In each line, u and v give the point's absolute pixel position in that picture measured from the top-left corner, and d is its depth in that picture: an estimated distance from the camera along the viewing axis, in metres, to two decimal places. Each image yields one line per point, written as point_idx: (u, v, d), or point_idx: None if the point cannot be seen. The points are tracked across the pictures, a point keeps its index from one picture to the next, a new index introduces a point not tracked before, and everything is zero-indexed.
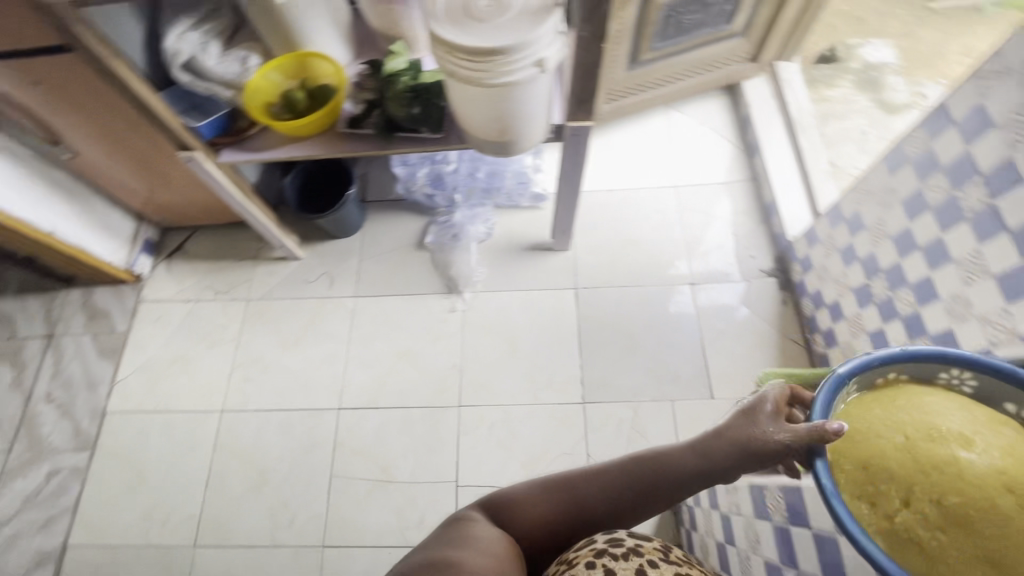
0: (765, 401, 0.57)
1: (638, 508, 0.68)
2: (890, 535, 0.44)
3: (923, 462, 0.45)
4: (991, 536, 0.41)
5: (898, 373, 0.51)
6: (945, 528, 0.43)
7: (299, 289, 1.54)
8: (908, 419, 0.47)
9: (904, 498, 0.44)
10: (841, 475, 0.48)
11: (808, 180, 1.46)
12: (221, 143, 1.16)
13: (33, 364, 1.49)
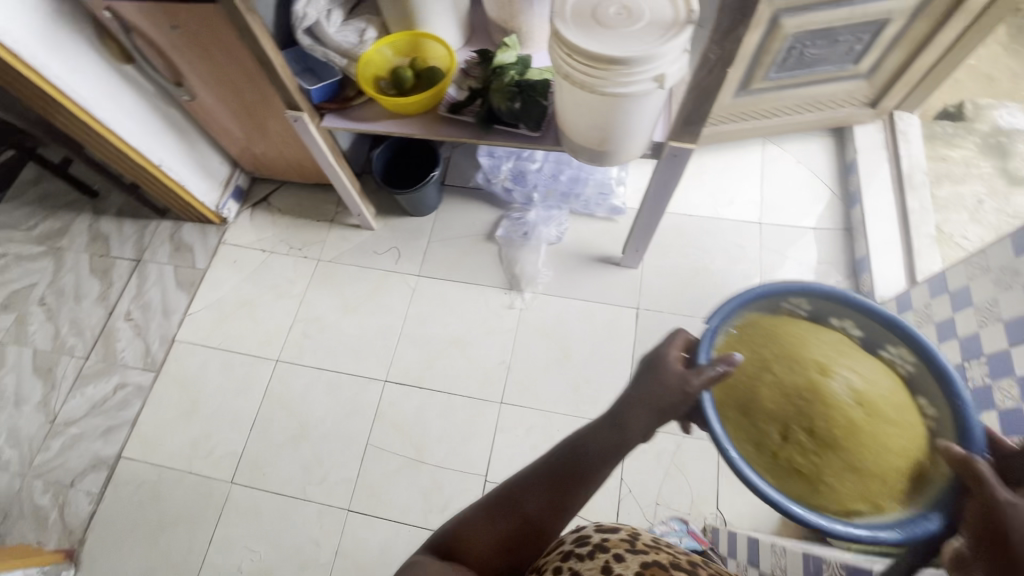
0: (659, 355, 0.66)
1: (572, 498, 0.66)
2: (777, 463, 0.59)
3: (787, 395, 0.61)
4: (843, 445, 0.57)
5: (752, 314, 0.68)
6: (811, 449, 0.58)
7: (367, 258, 1.59)
8: (772, 354, 0.64)
9: (783, 431, 0.60)
10: (733, 421, 0.63)
11: (909, 242, 1.37)
12: (327, 108, 1.20)
13: (120, 283, 1.61)
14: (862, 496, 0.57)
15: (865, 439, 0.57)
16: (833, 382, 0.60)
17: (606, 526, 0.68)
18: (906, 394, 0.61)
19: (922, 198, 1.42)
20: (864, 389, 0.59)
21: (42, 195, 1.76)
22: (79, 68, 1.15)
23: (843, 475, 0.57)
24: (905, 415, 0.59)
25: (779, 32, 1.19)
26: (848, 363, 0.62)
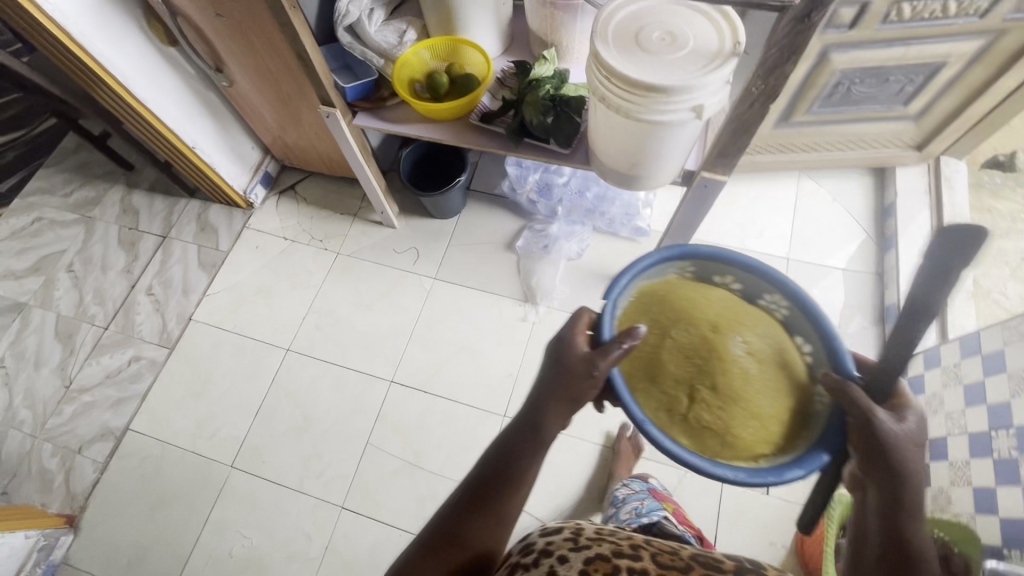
0: (564, 340, 0.72)
1: (508, 509, 0.67)
2: (688, 421, 0.70)
3: (689, 357, 0.73)
4: (737, 395, 0.69)
5: (649, 282, 0.80)
6: (714, 406, 0.69)
7: (386, 256, 1.59)
8: (672, 323, 0.75)
9: (690, 392, 0.71)
10: (643, 387, 0.73)
11: (944, 294, 1.31)
12: (360, 107, 1.20)
13: (145, 257, 1.64)
14: (764, 438, 0.69)
15: (752, 389, 0.70)
16: (723, 341, 0.72)
17: (551, 528, 0.70)
18: (781, 336, 0.75)
19: None
20: (746, 343, 0.73)
21: (80, 163, 1.81)
22: (124, 47, 1.17)
23: (743, 424, 0.69)
24: (782, 357, 0.73)
25: (827, 66, 1.15)
26: (732, 321, 0.75)
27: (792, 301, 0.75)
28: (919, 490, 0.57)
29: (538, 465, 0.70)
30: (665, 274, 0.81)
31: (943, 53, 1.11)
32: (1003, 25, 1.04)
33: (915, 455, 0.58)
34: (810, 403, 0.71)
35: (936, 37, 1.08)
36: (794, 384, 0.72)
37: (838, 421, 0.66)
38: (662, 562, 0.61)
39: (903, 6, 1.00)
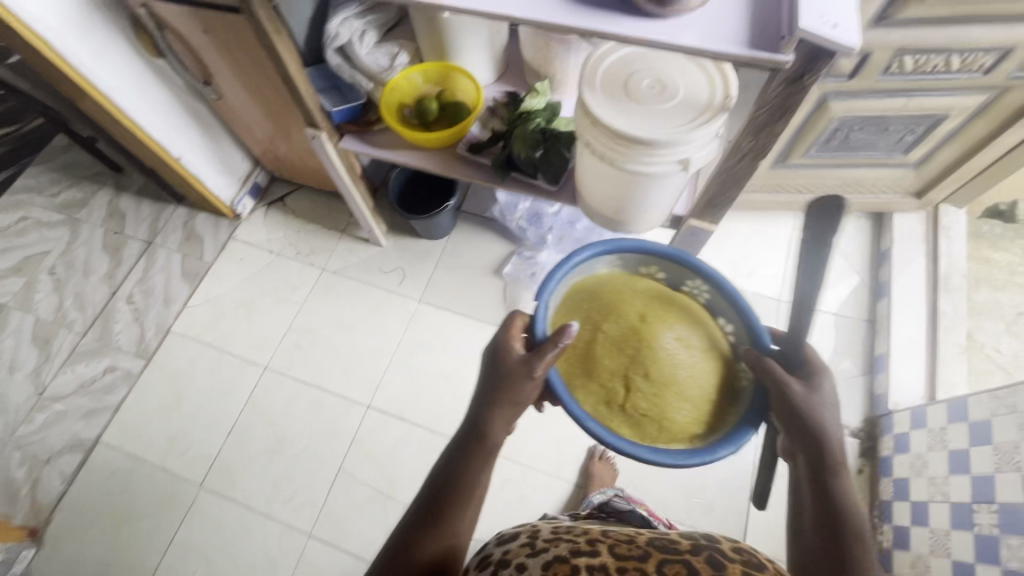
0: (501, 345, 0.76)
1: (465, 519, 0.69)
2: (628, 411, 0.77)
3: (623, 351, 0.79)
4: (667, 384, 0.77)
5: (580, 283, 0.86)
6: (648, 396, 0.76)
7: (372, 276, 1.56)
8: (604, 320, 0.82)
9: (626, 383, 0.78)
10: (584, 382, 0.80)
11: (935, 348, 1.28)
12: (347, 129, 1.18)
13: (128, 263, 1.62)
14: (695, 420, 0.77)
15: (681, 377, 0.77)
16: (652, 335, 0.79)
17: (507, 535, 0.69)
18: (703, 318, 0.84)
19: (956, 301, 1.33)
20: (671, 333, 0.80)
21: (69, 163, 1.79)
22: (110, 59, 1.15)
23: (675, 410, 0.76)
24: (706, 339, 0.81)
25: (826, 113, 1.11)
26: (657, 313, 0.82)
27: (711, 286, 0.83)
28: (838, 446, 0.68)
29: (488, 468, 0.74)
30: (594, 269, 0.87)
31: (945, 107, 1.07)
32: (1007, 82, 1.01)
33: (832, 417, 0.68)
34: (735, 379, 0.80)
35: (938, 90, 1.04)
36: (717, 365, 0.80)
37: (760, 393, 0.76)
38: (621, 555, 0.59)
39: (906, 59, 0.97)
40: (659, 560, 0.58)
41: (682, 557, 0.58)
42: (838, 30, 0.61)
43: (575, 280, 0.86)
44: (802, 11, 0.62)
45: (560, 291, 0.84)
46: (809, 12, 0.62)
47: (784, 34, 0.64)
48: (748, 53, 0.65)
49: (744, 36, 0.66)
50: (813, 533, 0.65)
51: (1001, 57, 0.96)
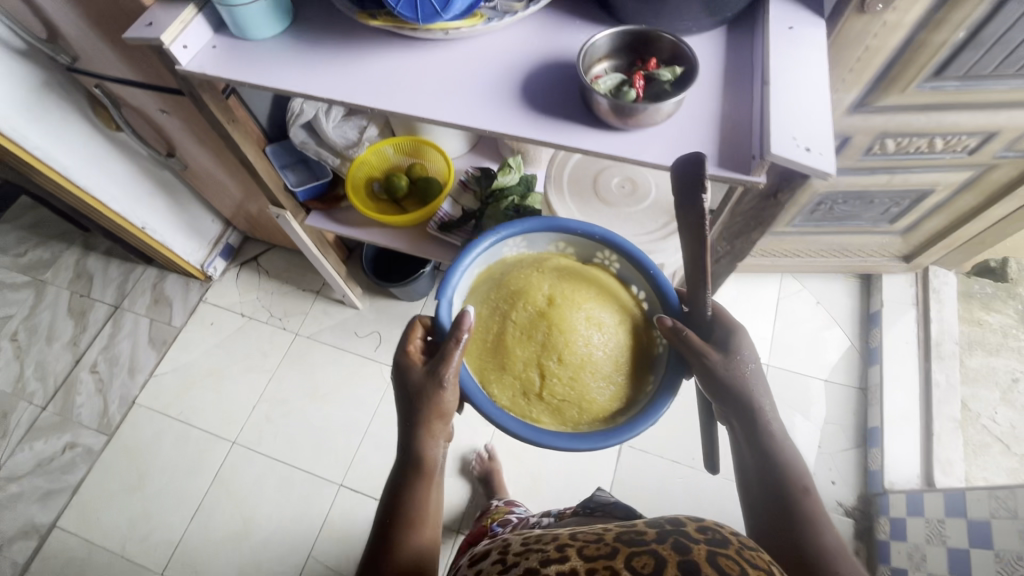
0: (402, 364, 0.74)
1: (423, 542, 0.68)
2: (544, 398, 0.75)
3: (535, 336, 0.77)
4: (582, 367, 0.75)
5: (484, 270, 0.83)
6: (565, 379, 0.75)
7: (347, 340, 1.51)
8: (514, 307, 0.78)
9: (541, 372, 0.76)
10: (498, 377, 0.77)
11: (929, 423, 1.23)
12: (314, 206, 1.14)
13: (94, 329, 1.56)
14: (616, 401, 0.77)
15: (596, 356, 0.76)
16: (564, 316, 0.76)
17: (479, 553, 0.63)
18: (614, 288, 0.82)
19: (949, 370, 1.28)
20: (580, 311, 0.77)
21: (36, 221, 1.74)
22: (63, 136, 1.11)
23: (593, 390, 0.75)
24: (616, 310, 0.80)
25: (808, 188, 1.08)
26: (565, 294, 0.79)
27: (617, 254, 0.81)
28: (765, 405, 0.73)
29: (436, 485, 0.73)
30: (500, 253, 0.84)
31: (931, 182, 1.04)
32: (992, 161, 0.98)
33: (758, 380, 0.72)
34: (648, 346, 0.80)
35: (923, 168, 1.01)
36: (628, 337, 0.79)
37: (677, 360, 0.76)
38: (590, 555, 0.51)
39: (887, 141, 0.94)
40: (627, 553, 0.50)
41: (647, 548, 0.50)
42: (812, 155, 0.58)
43: (482, 266, 0.82)
44: (773, 133, 0.58)
45: (467, 281, 0.80)
46: (780, 135, 0.58)
47: (755, 154, 0.61)
48: (717, 172, 0.61)
49: (713, 153, 0.63)
50: (760, 492, 0.70)
51: (985, 139, 0.92)
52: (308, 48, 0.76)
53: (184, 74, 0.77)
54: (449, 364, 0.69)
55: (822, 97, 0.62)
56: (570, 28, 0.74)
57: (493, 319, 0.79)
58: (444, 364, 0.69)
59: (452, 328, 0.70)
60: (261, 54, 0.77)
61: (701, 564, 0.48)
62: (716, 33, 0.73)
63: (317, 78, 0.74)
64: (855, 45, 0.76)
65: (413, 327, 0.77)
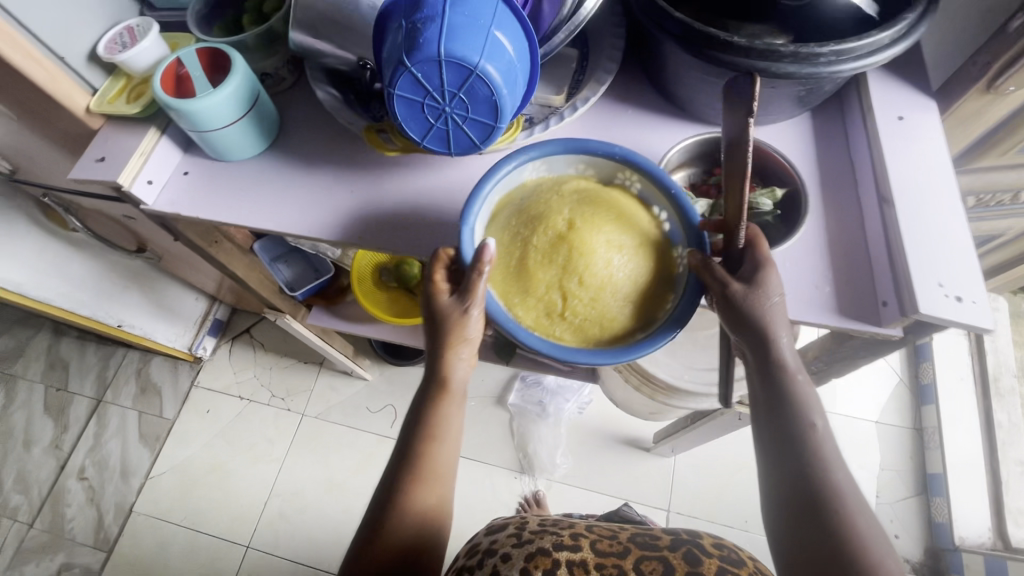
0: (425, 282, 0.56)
1: (438, 489, 0.56)
2: (567, 323, 0.52)
3: (539, 243, 0.53)
4: (610, 283, 0.52)
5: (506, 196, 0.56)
6: (580, 298, 0.52)
7: (359, 417, 1.39)
8: (512, 215, 0.55)
9: (562, 295, 0.52)
10: (520, 306, 0.53)
11: (995, 469, 1.17)
12: (314, 302, 0.99)
13: (76, 428, 1.41)
14: (635, 317, 0.53)
15: (619, 277, 0.53)
16: (582, 219, 0.53)
17: (497, 526, 0.72)
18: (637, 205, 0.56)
19: (1010, 408, 1.21)
20: (603, 216, 0.53)
21: None
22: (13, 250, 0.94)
23: (612, 305, 0.52)
24: (640, 228, 0.54)
25: None
26: (584, 206, 0.54)
27: (642, 176, 0.55)
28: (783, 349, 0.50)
29: (456, 413, 0.59)
30: (518, 175, 0.56)
31: (1005, 228, 0.94)
32: None
33: (777, 323, 0.50)
34: (670, 265, 0.54)
35: (1000, 217, 0.90)
36: (655, 250, 0.54)
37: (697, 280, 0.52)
38: (599, 549, 0.62)
39: (968, 197, 0.83)
40: (637, 556, 0.61)
41: (655, 552, 0.61)
42: (964, 307, 0.47)
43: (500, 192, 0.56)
44: (914, 281, 0.47)
45: (484, 210, 0.55)
46: (922, 282, 0.47)
47: (887, 299, 0.49)
48: (839, 322, 0.50)
49: (829, 294, 0.51)
50: (773, 474, 0.49)
51: None
52: (305, 172, 0.62)
53: (153, 214, 0.62)
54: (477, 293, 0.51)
55: (959, 219, 0.50)
56: (621, 123, 0.62)
57: (491, 231, 0.55)
58: (469, 295, 0.52)
59: (471, 258, 0.51)
60: (248, 182, 0.62)
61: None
62: (799, 119, 0.60)
63: (323, 212, 0.60)
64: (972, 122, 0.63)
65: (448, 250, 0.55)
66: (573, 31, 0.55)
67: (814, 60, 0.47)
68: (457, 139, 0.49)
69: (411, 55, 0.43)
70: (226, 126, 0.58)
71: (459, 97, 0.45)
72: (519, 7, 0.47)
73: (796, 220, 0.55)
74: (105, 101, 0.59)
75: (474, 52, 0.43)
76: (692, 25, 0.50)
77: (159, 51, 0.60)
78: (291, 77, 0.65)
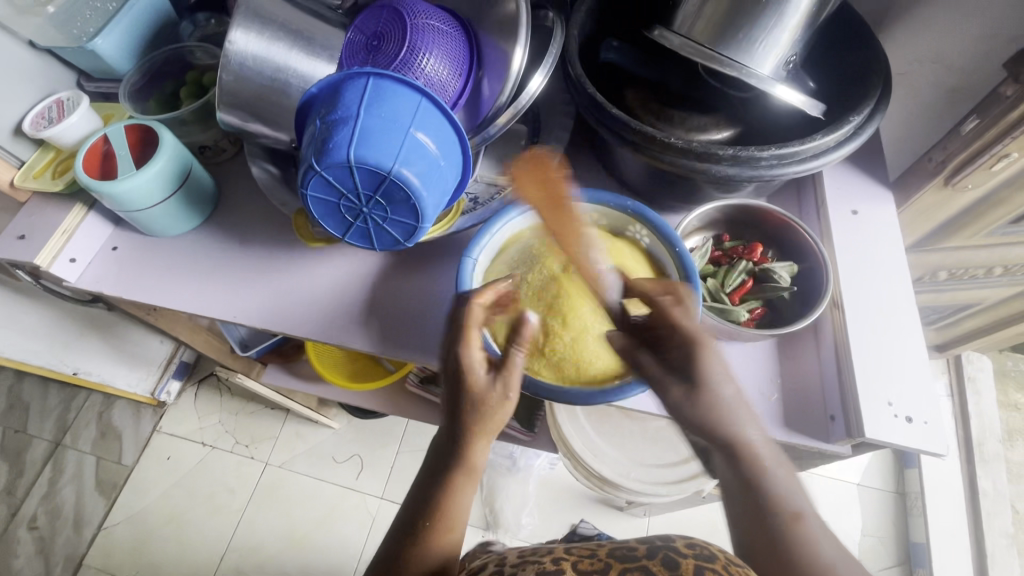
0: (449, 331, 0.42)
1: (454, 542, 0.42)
2: (544, 362, 0.47)
3: (532, 279, 0.48)
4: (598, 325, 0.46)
5: (516, 235, 0.52)
6: (562, 337, 0.47)
7: (325, 467, 1.34)
8: (518, 254, 0.50)
9: (545, 333, 0.47)
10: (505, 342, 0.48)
11: (979, 539, 1.12)
12: (269, 361, 0.95)
13: (31, 473, 1.36)
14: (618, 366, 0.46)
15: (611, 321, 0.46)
16: (586, 258, 0.48)
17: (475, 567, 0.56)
18: (647, 257, 0.50)
19: (994, 474, 1.17)
20: (604, 258, 0.49)
21: None
22: None
23: (595, 347, 0.46)
24: (646, 278, 0.49)
25: None
26: (591, 248, 0.49)
27: (654, 230, 0.50)
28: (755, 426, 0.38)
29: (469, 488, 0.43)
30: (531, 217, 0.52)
31: (981, 297, 0.91)
32: None
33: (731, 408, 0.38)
34: None
35: (975, 289, 0.87)
36: None
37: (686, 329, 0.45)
38: (581, 567, 0.48)
39: (940, 272, 0.80)
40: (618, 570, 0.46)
41: (637, 564, 0.46)
42: (914, 429, 0.44)
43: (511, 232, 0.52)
44: (860, 398, 0.44)
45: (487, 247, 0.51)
46: (870, 400, 0.44)
47: (835, 413, 0.46)
48: (787, 435, 0.47)
49: (777, 403, 0.48)
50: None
51: None
52: (239, 250, 0.60)
53: (78, 290, 0.59)
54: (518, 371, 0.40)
55: (911, 327, 0.48)
56: None
57: (493, 266, 0.51)
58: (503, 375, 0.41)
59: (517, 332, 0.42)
60: (180, 258, 0.60)
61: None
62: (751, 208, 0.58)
63: (256, 292, 0.58)
64: (938, 210, 0.62)
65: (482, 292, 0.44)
66: (521, 109, 0.51)
67: (754, 163, 0.46)
68: (380, 236, 0.46)
69: (320, 160, 0.40)
70: (155, 205, 0.56)
71: (376, 199, 0.43)
72: (446, 104, 0.45)
73: (813, 304, 0.48)
74: (32, 175, 0.57)
75: (388, 157, 0.40)
76: (632, 123, 0.48)
77: (89, 124, 0.58)
78: (231, 150, 0.64)
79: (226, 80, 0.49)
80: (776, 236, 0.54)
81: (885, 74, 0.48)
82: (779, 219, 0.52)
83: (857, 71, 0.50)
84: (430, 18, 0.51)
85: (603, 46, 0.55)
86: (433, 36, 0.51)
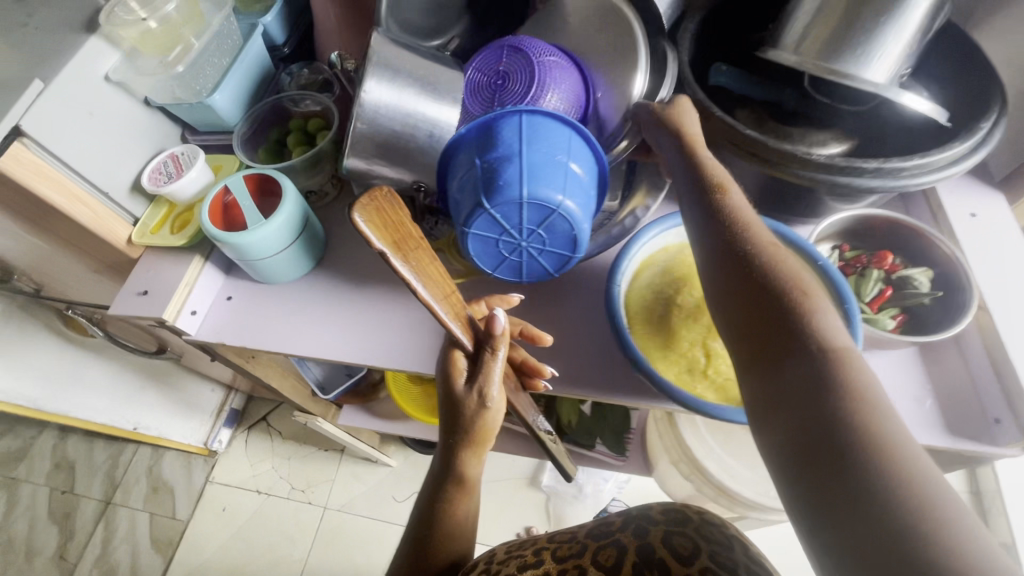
0: (439, 374, 0.47)
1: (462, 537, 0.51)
2: (709, 382, 0.47)
3: (682, 303, 0.49)
4: None
5: (652, 262, 0.52)
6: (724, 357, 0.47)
7: (384, 508, 1.31)
8: (656, 279, 0.51)
9: (706, 353, 0.47)
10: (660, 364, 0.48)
11: None
12: (347, 403, 0.93)
13: (83, 534, 1.32)
14: None
15: None
16: None
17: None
18: None
19: None
20: None
21: None
22: None
23: None
24: None
25: None
26: None
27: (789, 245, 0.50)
28: (780, 256, 0.37)
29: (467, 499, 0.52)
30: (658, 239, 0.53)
31: None
32: None
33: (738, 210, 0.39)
34: None
35: None
36: None
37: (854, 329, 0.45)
38: (561, 555, 0.42)
39: None
40: (595, 548, 0.41)
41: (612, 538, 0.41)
42: None
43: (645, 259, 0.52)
44: None
45: (628, 275, 0.51)
46: None
47: (1000, 416, 0.46)
48: (950, 442, 0.46)
49: (933, 408, 0.48)
50: (762, 412, 0.33)
51: None
52: (354, 293, 0.60)
53: (195, 342, 0.59)
54: (493, 384, 0.45)
55: None
56: None
57: (632, 291, 0.51)
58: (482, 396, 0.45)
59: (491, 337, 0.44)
60: (292, 306, 0.59)
61: (656, 546, 0.38)
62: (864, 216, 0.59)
63: (380, 333, 0.58)
64: None
65: (477, 305, 0.52)
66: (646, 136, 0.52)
67: (897, 174, 0.47)
68: (531, 267, 0.47)
69: (490, 198, 0.41)
70: (277, 253, 0.56)
71: (538, 232, 0.43)
72: (588, 134, 0.46)
73: (961, 305, 0.49)
74: (148, 231, 0.58)
75: (557, 191, 0.41)
76: (767, 142, 0.49)
77: (205, 179, 0.58)
78: (334, 192, 0.65)
79: (360, 128, 0.50)
80: (903, 244, 0.55)
81: (1001, 83, 0.50)
82: (908, 227, 0.53)
83: (970, 82, 0.52)
84: (548, 55, 0.53)
85: (712, 71, 0.57)
86: (555, 71, 0.52)
